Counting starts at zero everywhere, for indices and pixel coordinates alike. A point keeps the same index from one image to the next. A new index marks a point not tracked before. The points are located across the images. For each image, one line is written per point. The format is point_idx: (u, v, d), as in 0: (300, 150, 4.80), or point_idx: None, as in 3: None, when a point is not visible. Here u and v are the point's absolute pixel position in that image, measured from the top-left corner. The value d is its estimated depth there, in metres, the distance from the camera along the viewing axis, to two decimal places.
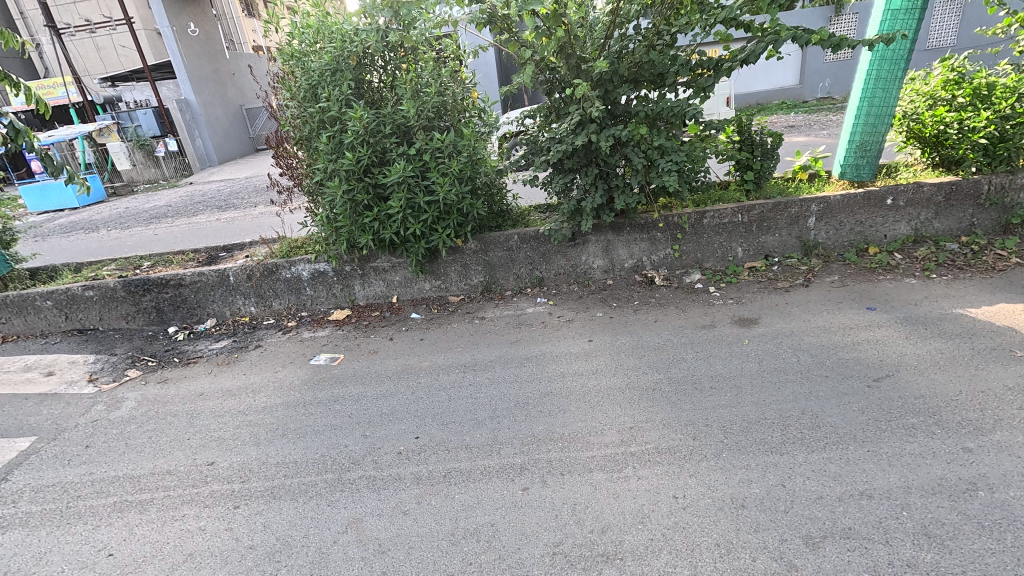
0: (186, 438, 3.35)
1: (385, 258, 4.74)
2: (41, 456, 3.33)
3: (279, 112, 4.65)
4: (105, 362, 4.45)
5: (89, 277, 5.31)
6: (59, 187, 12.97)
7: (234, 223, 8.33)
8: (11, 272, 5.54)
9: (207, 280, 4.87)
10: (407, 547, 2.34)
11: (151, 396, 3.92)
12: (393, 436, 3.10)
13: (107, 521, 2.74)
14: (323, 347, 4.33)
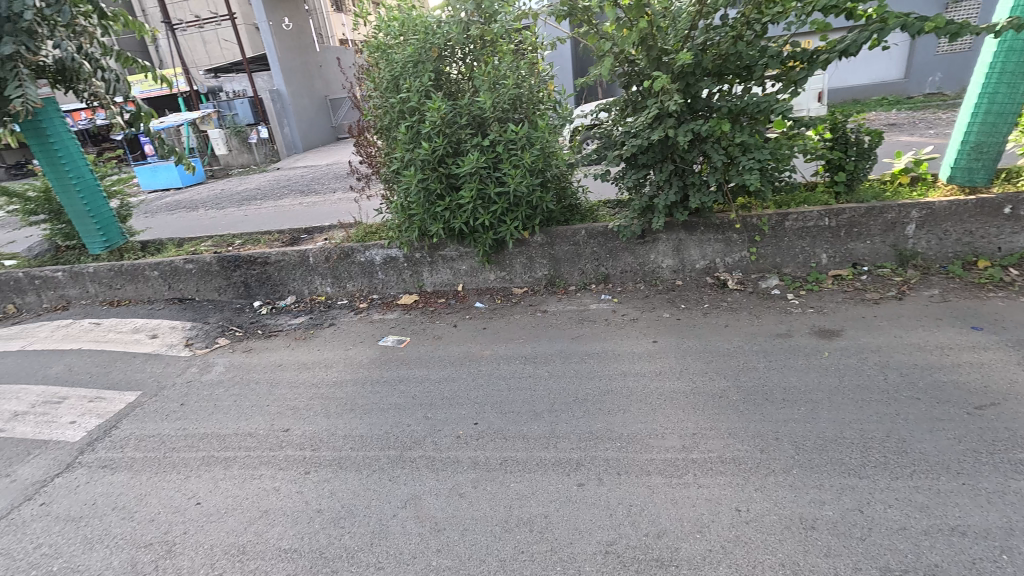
0: (266, 404, 3.63)
1: (453, 248, 4.86)
2: (144, 409, 3.73)
3: (362, 102, 4.87)
4: (200, 329, 4.89)
5: (189, 252, 5.84)
6: (167, 169, 14.34)
7: (315, 208, 8.86)
8: (126, 244, 6.20)
9: (289, 260, 5.22)
10: (461, 528, 2.40)
11: (237, 363, 4.26)
12: (453, 420, 3.19)
13: (196, 472, 3.02)
14: (391, 329, 4.52)
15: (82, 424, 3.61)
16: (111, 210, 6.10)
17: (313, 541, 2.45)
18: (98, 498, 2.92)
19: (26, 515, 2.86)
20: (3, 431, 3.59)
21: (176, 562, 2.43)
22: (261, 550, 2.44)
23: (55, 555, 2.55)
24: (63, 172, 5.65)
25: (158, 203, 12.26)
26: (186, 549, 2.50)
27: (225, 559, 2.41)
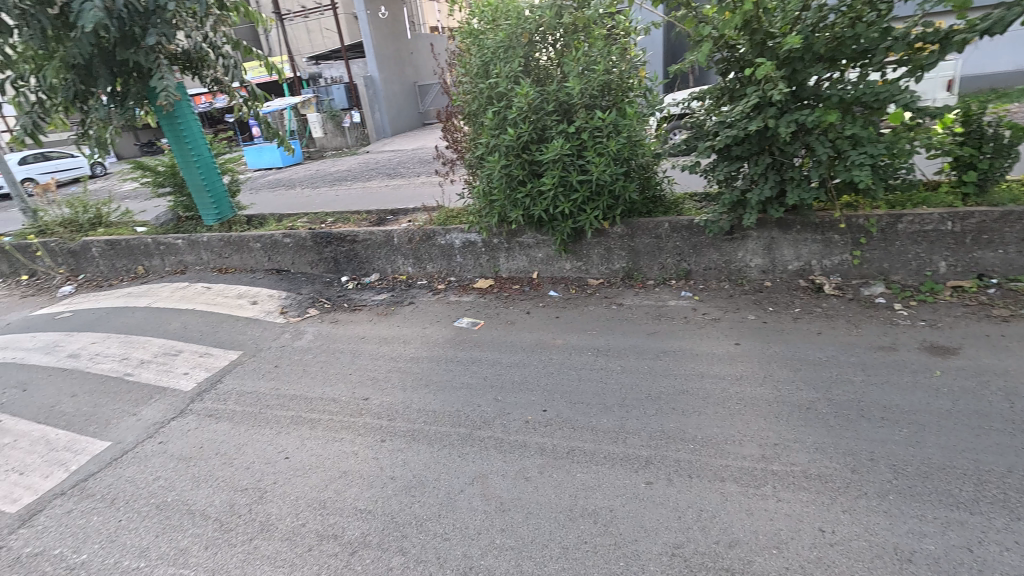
0: (348, 373, 3.87)
1: (531, 235, 4.88)
2: (244, 367, 4.11)
3: (451, 88, 4.98)
4: (294, 299, 5.29)
5: (288, 227, 6.31)
6: (270, 150, 15.57)
7: (400, 191, 9.24)
8: (234, 217, 6.81)
9: (375, 239, 5.49)
10: (525, 511, 2.44)
11: (325, 333, 4.57)
12: (523, 405, 3.22)
13: (286, 429, 3.30)
14: (467, 311, 4.63)
15: (194, 376, 4.05)
16: (223, 185, 6.72)
17: (385, 504, 2.59)
18: (204, 442, 3.27)
19: (147, 450, 3.26)
20: (131, 375, 4.11)
21: (267, 508, 2.68)
22: (339, 507, 2.62)
23: (169, 488, 2.90)
24: (187, 150, 6.28)
25: (262, 181, 13.33)
26: (275, 497, 2.74)
27: (308, 511, 2.62)
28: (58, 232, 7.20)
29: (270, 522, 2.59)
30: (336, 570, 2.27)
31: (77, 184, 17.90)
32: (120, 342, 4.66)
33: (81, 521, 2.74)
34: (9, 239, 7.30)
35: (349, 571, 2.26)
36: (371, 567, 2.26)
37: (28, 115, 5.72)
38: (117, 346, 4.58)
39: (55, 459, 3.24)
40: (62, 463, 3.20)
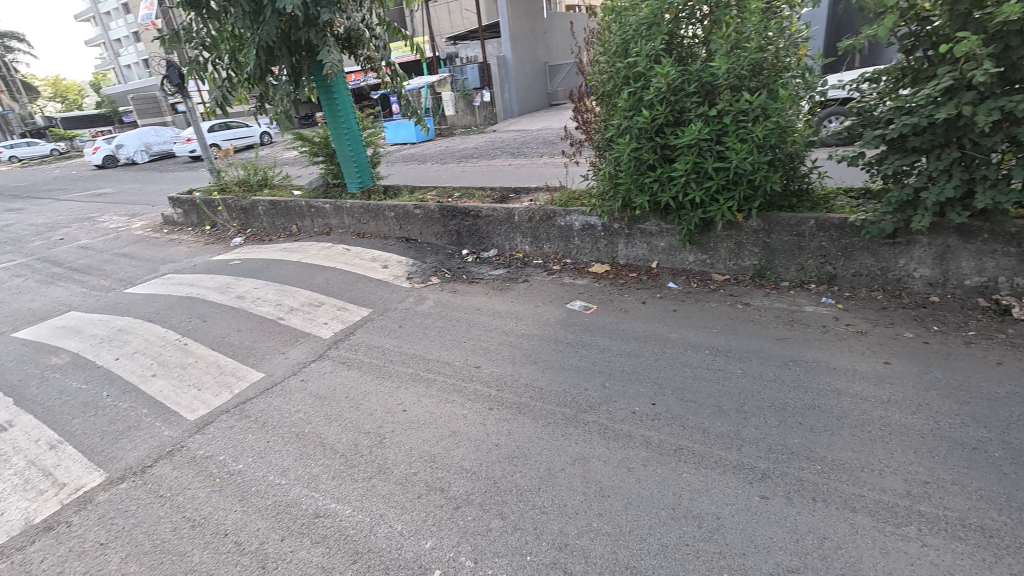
0: (463, 341, 4.08)
1: (655, 223, 4.69)
2: (373, 324, 4.52)
3: (586, 67, 4.90)
4: (419, 266, 5.66)
5: (419, 199, 6.74)
6: (407, 126, 16.69)
7: (523, 170, 9.39)
8: (373, 186, 7.41)
9: (497, 216, 5.66)
10: (626, 501, 2.41)
11: (445, 301, 4.84)
12: (631, 395, 3.15)
13: (405, 385, 3.58)
14: (580, 295, 4.62)
15: (331, 327, 4.54)
16: (367, 156, 7.35)
17: (489, 469, 2.72)
18: (337, 386, 3.67)
19: (292, 385, 3.75)
20: (283, 319, 4.73)
21: (385, 453, 2.94)
22: (447, 463, 2.80)
23: (307, 421, 3.32)
24: (340, 123, 6.98)
25: (397, 155, 14.36)
26: (392, 444, 3.01)
27: (420, 462, 2.84)
28: (235, 191, 8.43)
29: (387, 465, 2.85)
30: (441, 521, 2.44)
31: (250, 151, 20.75)
32: (275, 290, 5.36)
33: (240, 437, 3.24)
34: (199, 194, 8.70)
35: (453, 524, 2.41)
36: (472, 523, 2.40)
37: (221, 89, 6.62)
38: (273, 292, 5.28)
39: (223, 382, 3.85)
40: (228, 386, 3.80)
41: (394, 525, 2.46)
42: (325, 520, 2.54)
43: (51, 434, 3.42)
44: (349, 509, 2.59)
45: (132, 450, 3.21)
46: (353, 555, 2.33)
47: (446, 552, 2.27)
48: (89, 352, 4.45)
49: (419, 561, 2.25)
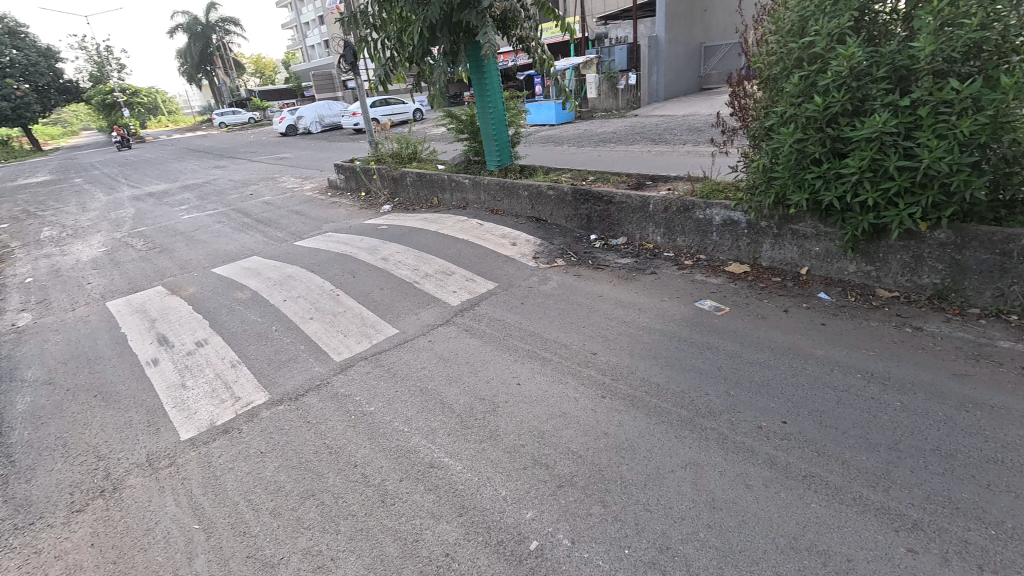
0: (582, 325, 4.07)
1: (811, 224, 4.20)
2: (497, 298, 4.71)
3: (752, 48, 4.49)
4: (546, 247, 5.75)
5: (553, 180, 6.80)
6: (549, 106, 16.90)
7: (663, 157, 8.98)
8: (510, 165, 7.62)
9: (631, 203, 5.50)
10: (739, 518, 2.25)
11: (568, 284, 4.86)
12: (759, 409, 2.91)
13: (521, 360, 3.70)
14: (712, 294, 4.33)
15: (459, 295, 4.82)
16: (508, 136, 7.55)
17: (595, 455, 2.71)
18: (459, 351, 3.91)
19: (420, 344, 4.07)
20: (418, 283, 5.12)
21: (497, 421, 3.08)
22: (555, 442, 2.85)
23: (430, 378, 3.59)
24: (486, 103, 7.26)
25: (536, 135, 14.57)
26: (504, 413, 3.14)
27: (529, 435, 2.93)
28: (388, 161, 9.25)
29: (497, 433, 2.98)
30: (543, 495, 2.50)
31: (403, 126, 22.54)
32: (414, 255, 5.82)
33: (374, 383, 3.61)
34: (359, 163, 9.70)
35: (554, 501, 2.46)
36: (572, 504, 2.43)
37: (383, 68, 7.25)
38: (411, 258, 5.74)
39: (364, 332, 4.31)
40: (368, 336, 4.25)
41: (499, 489, 2.58)
42: (437, 471, 2.76)
43: (232, 355, 4.13)
44: (459, 466, 2.77)
45: (289, 379, 3.75)
46: (459, 508, 2.50)
47: (544, 526, 2.33)
48: (264, 291, 5.25)
49: (518, 528, 2.35)
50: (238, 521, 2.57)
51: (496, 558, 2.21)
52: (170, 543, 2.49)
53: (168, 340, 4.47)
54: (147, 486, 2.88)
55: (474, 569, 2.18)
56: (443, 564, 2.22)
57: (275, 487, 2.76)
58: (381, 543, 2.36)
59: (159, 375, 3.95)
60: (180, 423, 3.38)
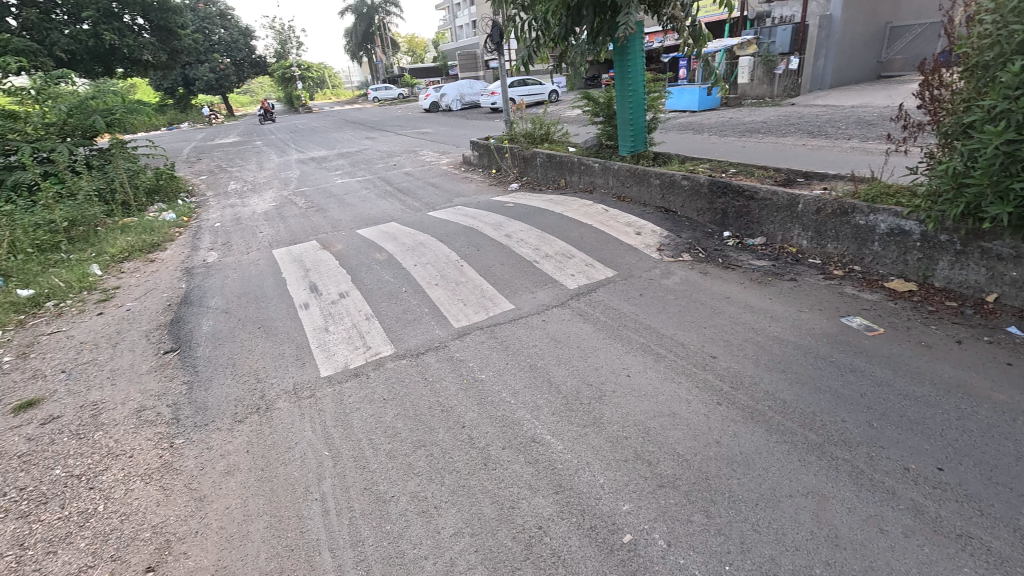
0: (704, 326, 3.85)
1: (1009, 244, 3.50)
2: (615, 286, 4.62)
3: (958, 29, 3.78)
4: (673, 240, 5.49)
5: (689, 169, 6.43)
6: (691, 92, 16.00)
7: (820, 152, 8.04)
8: (644, 151, 7.32)
9: (777, 201, 5.02)
10: (866, 564, 2.00)
11: (693, 281, 4.60)
12: (908, 449, 2.54)
13: (633, 352, 3.61)
14: (863, 311, 3.83)
15: (577, 279, 4.81)
16: (645, 121, 7.25)
17: (703, 462, 2.58)
18: (571, 334, 3.93)
19: (534, 322, 4.16)
20: (537, 263, 5.21)
21: (602, 408, 3.06)
22: (660, 441, 2.76)
23: (540, 356, 3.67)
24: (626, 85, 7.02)
25: (674, 122, 13.80)
26: (610, 402, 3.10)
27: (634, 429, 2.87)
28: (521, 141, 9.42)
29: (602, 421, 2.96)
30: (642, 491, 2.45)
31: (538, 106, 22.72)
32: (536, 235, 5.91)
33: (487, 353, 3.78)
34: (493, 141, 10.02)
35: (653, 499, 2.40)
36: (672, 507, 2.35)
37: (527, 49, 6.92)
38: (534, 237, 5.84)
39: (482, 303, 4.51)
40: (486, 307, 4.44)
41: (597, 477, 2.57)
42: (538, 446, 2.82)
43: (367, 309, 4.57)
44: (560, 446, 2.81)
45: (412, 338, 4.07)
46: (556, 486, 2.54)
47: (640, 522, 2.29)
48: (398, 255, 5.71)
49: (612, 518, 2.33)
50: (360, 456, 2.88)
51: (587, 542, 2.23)
52: (305, 463, 2.87)
53: (316, 289, 5.08)
54: (291, 411, 3.34)
55: (565, 547, 2.22)
56: (535, 536, 2.29)
57: (392, 433, 3.04)
58: (480, 502, 2.49)
59: (308, 317, 4.52)
60: (321, 361, 3.86)
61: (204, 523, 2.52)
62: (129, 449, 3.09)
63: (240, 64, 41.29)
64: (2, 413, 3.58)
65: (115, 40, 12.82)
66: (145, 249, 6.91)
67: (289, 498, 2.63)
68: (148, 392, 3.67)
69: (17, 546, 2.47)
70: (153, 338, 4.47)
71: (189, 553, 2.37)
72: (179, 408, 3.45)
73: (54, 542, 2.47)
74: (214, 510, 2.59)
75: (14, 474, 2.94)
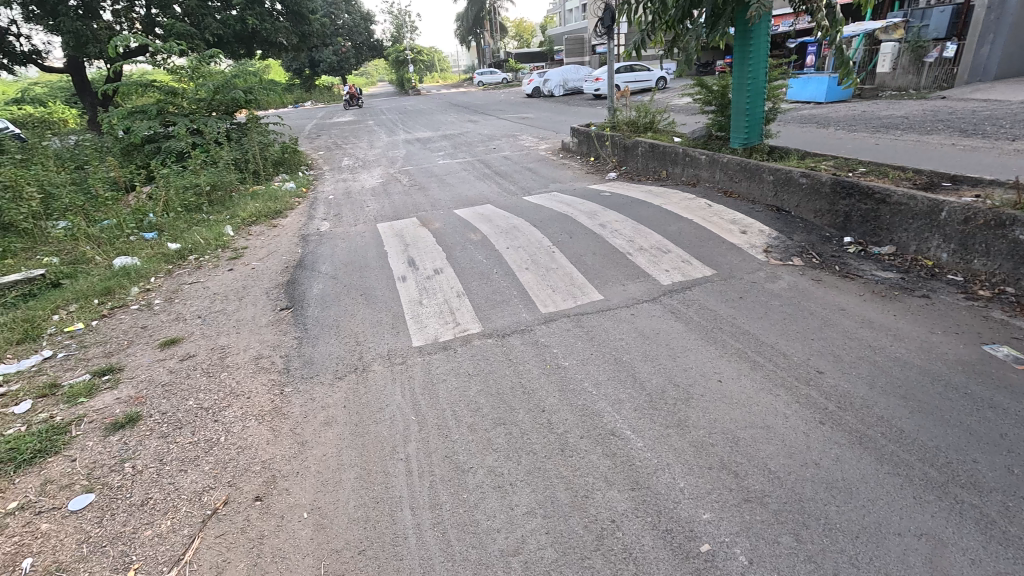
0: (811, 337, 3.54)
1: None
2: (712, 286, 4.38)
3: None
4: (782, 242, 5.07)
5: (809, 166, 5.88)
6: (818, 81, 14.55)
7: (974, 154, 6.98)
8: (758, 145, 6.80)
9: (914, 207, 4.46)
10: None
11: (802, 287, 4.24)
12: None
13: (727, 357, 3.41)
14: (1013, 340, 3.30)
15: (671, 275, 4.62)
16: (763, 112, 6.72)
17: (797, 482, 2.40)
18: (661, 331, 3.80)
19: (623, 315, 4.07)
20: (631, 255, 5.07)
21: (688, 411, 2.94)
22: (750, 453, 2.60)
23: (626, 350, 3.59)
24: (746, 73, 6.55)
25: (796, 114, 12.64)
26: (698, 406, 2.97)
27: (721, 436, 2.73)
28: (624, 129, 9.16)
29: (686, 424, 2.85)
30: (725, 503, 2.33)
31: (644, 94, 21.88)
32: (631, 226, 5.75)
33: (572, 341, 3.77)
34: (594, 128, 9.84)
35: (737, 513, 2.28)
36: (758, 524, 2.21)
37: (640, 33, 6.74)
38: (629, 228, 5.68)
39: (571, 292, 4.49)
40: (574, 296, 4.41)
41: (677, 480, 2.49)
42: (618, 440, 2.78)
43: (459, 286, 4.74)
44: (640, 443, 2.75)
45: (500, 318, 4.16)
46: (633, 483, 2.50)
47: (720, 533, 2.19)
48: (492, 236, 5.84)
49: (690, 525, 2.25)
50: (443, 425, 3.02)
51: (661, 544, 2.17)
52: (394, 424, 3.06)
53: (414, 263, 5.35)
54: (385, 374, 3.57)
55: (637, 544, 2.18)
56: (608, 528, 2.27)
57: (475, 407, 3.15)
58: (554, 486, 2.52)
59: (405, 289, 4.78)
60: (413, 331, 4.07)
61: (304, 466, 2.79)
62: (247, 391, 3.49)
63: (360, 47, 44.01)
64: (152, 346, 4.19)
65: (257, 25, 14.20)
66: (269, 215, 7.67)
67: (377, 454, 2.83)
68: (266, 342, 4.11)
69: (158, 460, 2.90)
70: (272, 295, 4.98)
71: (291, 490, 2.64)
72: (290, 360, 3.82)
73: (185, 461, 2.87)
74: (313, 454, 2.86)
75: (159, 400, 3.44)
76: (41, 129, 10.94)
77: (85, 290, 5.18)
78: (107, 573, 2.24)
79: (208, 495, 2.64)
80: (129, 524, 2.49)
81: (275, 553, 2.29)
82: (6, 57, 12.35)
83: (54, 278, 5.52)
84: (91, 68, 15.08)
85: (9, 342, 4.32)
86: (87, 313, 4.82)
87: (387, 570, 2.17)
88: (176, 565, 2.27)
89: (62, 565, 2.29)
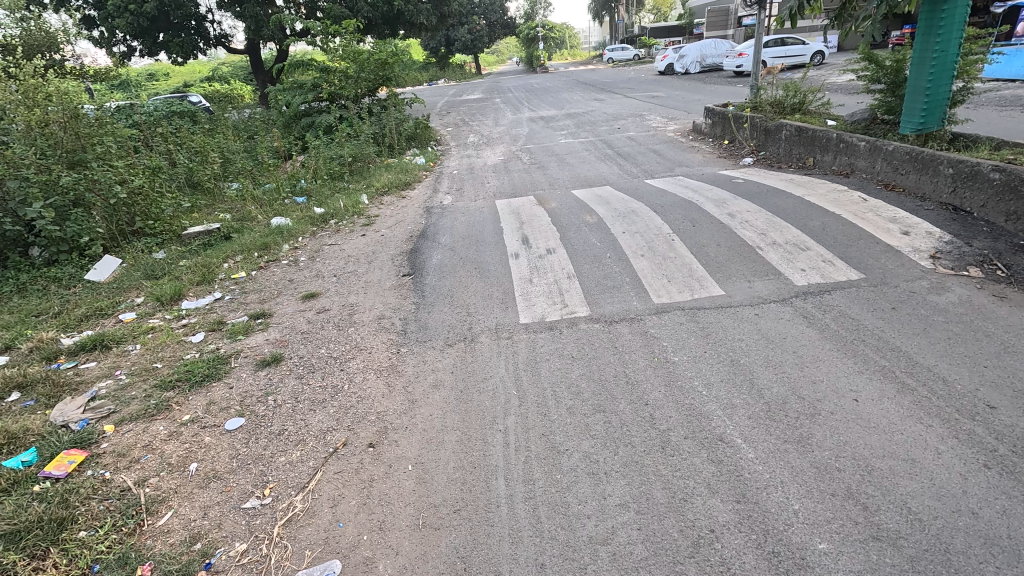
0: (983, 365, 2.97)
1: None
2: (858, 292, 3.84)
3: None
4: (958, 247, 4.28)
5: (1006, 157, 4.85)
6: None
7: None
8: (938, 131, 5.76)
9: None
10: None
11: (977, 303, 3.57)
12: None
13: (866, 373, 3.00)
14: None
15: (809, 276, 4.15)
16: (949, 91, 5.64)
17: (944, 529, 2.05)
18: (789, 336, 3.44)
19: (746, 314, 3.76)
20: (761, 250, 4.63)
21: (813, 428, 2.64)
22: (886, 487, 2.27)
23: (745, 352, 3.31)
24: (931, 43, 5.51)
25: (994, 94, 10.48)
26: (827, 425, 2.65)
27: (851, 462, 2.42)
28: (766, 111, 8.30)
29: (808, 440, 2.57)
30: (847, 536, 2.08)
31: (795, 70, 19.57)
32: (765, 218, 5.24)
33: (684, 336, 3.56)
34: (732, 108, 9.05)
35: (861, 550, 2.02)
36: (887, 568, 1.94)
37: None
38: (763, 220, 5.18)
39: (688, 283, 4.23)
40: (692, 288, 4.15)
41: (791, 501, 2.26)
42: (725, 448, 2.59)
43: (570, 267, 4.71)
44: (751, 454, 2.54)
45: (609, 304, 4.07)
46: (739, 494, 2.32)
47: (837, 568, 1.96)
48: (608, 219, 5.68)
49: (803, 553, 2.04)
50: (543, 404, 3.05)
51: (765, 566, 2.00)
52: (496, 396, 3.17)
53: (528, 241, 5.41)
54: (491, 346, 3.69)
55: (738, 560, 2.04)
56: (706, 537, 2.14)
57: (575, 391, 3.13)
58: (652, 483, 2.43)
59: (518, 266, 4.87)
60: (521, 309, 4.14)
61: (413, 422, 3.00)
62: (369, 346, 3.82)
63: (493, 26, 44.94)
64: (296, 298, 4.75)
65: (403, 6, 15.05)
66: (399, 186, 8.23)
67: (478, 422, 2.95)
68: (388, 304, 4.46)
69: (294, 397, 3.31)
70: (396, 261, 5.36)
71: (399, 442, 2.86)
72: (407, 323, 4.11)
73: (315, 402, 3.24)
74: (421, 413, 3.07)
75: (298, 346, 3.90)
76: (224, 104, 12.77)
77: (248, 244, 6.01)
78: (250, 487, 2.63)
79: (331, 435, 2.96)
80: (269, 448, 2.88)
81: (381, 497, 2.51)
82: (202, 41, 14.53)
83: (226, 231, 6.49)
84: (265, 50, 17.21)
85: (192, 282, 5.17)
86: (248, 264, 5.59)
87: (478, 533, 2.27)
88: (302, 490, 2.59)
89: (217, 474, 2.72)
